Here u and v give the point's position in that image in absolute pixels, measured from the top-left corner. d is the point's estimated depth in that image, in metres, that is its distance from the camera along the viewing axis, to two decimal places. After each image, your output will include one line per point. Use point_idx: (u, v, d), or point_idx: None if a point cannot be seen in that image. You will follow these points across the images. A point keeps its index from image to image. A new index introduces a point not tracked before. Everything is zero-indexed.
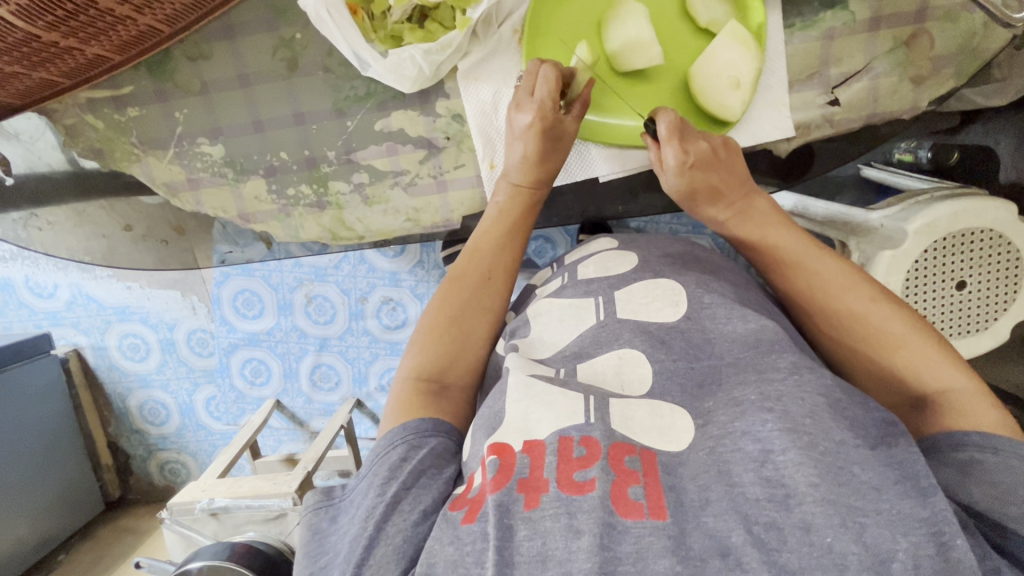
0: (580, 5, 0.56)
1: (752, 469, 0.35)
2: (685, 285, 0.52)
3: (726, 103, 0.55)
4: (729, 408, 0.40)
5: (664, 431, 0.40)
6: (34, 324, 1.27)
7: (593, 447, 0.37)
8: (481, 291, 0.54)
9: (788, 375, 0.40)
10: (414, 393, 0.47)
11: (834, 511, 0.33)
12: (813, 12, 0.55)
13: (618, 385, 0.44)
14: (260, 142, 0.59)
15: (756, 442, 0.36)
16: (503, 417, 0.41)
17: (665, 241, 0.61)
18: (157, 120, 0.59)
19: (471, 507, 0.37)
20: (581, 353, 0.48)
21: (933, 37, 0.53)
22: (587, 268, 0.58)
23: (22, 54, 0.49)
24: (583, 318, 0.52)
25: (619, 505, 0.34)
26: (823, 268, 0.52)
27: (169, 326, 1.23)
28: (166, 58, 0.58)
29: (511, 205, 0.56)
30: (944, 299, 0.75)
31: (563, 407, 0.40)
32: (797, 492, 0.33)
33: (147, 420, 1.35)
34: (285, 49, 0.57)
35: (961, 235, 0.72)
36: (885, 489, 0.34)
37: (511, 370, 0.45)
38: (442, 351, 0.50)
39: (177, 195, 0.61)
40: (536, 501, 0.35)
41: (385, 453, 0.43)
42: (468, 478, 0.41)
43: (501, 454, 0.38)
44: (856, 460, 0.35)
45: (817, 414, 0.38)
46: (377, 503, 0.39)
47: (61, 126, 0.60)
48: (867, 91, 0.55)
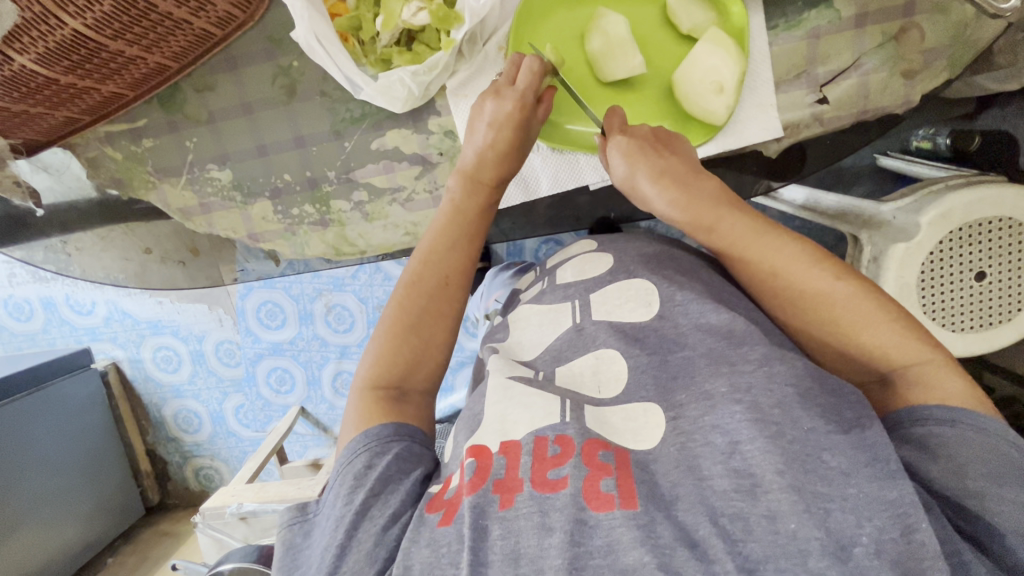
0: (563, 19, 0.58)
1: (721, 462, 0.37)
2: (657, 282, 0.52)
3: (711, 109, 0.55)
4: (698, 403, 0.41)
5: (637, 430, 0.42)
6: (75, 340, 1.37)
7: (567, 445, 0.39)
8: (438, 297, 0.52)
9: (758, 367, 0.41)
10: (374, 401, 0.47)
11: (800, 498, 0.34)
12: (797, 12, 0.54)
13: (595, 386, 0.46)
14: (265, 165, 0.62)
15: (724, 435, 0.38)
16: (483, 418, 0.44)
17: (643, 242, 0.61)
18: (169, 149, 0.63)
19: (447, 510, 0.39)
20: (559, 357, 0.50)
21: (924, 30, 0.53)
22: (565, 273, 0.59)
23: (43, 96, 0.53)
24: (561, 323, 0.53)
25: (591, 499, 0.36)
26: (779, 251, 0.49)
27: (198, 337, 1.30)
28: (176, 91, 0.61)
29: (466, 202, 0.55)
30: (964, 291, 0.74)
31: (541, 408, 0.43)
32: (764, 482, 0.35)
33: (181, 428, 1.43)
34: (283, 77, 0.60)
35: (978, 225, 0.71)
36: (854, 473, 0.35)
37: (491, 374, 0.48)
38: (400, 357, 0.49)
39: (192, 219, 0.65)
40: (510, 501, 0.37)
41: (350, 463, 0.43)
42: (445, 479, 0.43)
43: (479, 456, 0.41)
44: (826, 447, 0.37)
45: (784, 404, 0.39)
46: (345, 512, 0.40)
47: (83, 159, 0.64)
48: (857, 88, 0.55)
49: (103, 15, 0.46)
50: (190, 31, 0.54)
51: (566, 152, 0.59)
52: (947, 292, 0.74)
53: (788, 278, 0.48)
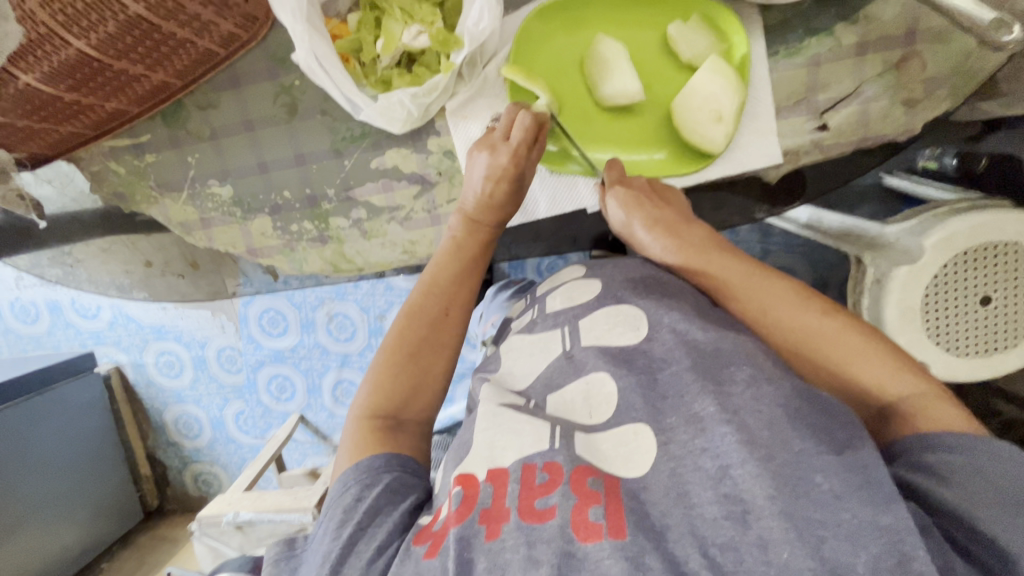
0: (563, 43, 0.58)
1: (710, 487, 0.37)
2: (645, 307, 0.51)
3: (708, 137, 0.56)
4: (689, 426, 0.41)
5: (628, 456, 0.41)
6: (79, 343, 1.38)
7: (555, 472, 0.39)
8: (438, 328, 0.53)
9: (746, 388, 0.41)
10: (369, 432, 0.48)
11: (791, 525, 0.34)
12: (798, 39, 0.54)
13: (587, 411, 0.46)
14: (265, 182, 0.63)
15: (713, 459, 0.38)
16: (472, 446, 0.44)
17: (633, 265, 0.57)
18: (172, 164, 0.63)
19: (434, 541, 0.39)
20: (550, 384, 0.50)
21: (925, 60, 0.53)
22: (554, 300, 0.58)
23: (49, 112, 0.54)
24: (551, 350, 0.53)
25: (579, 530, 0.36)
26: (764, 292, 0.51)
27: (201, 344, 1.30)
28: (179, 107, 0.61)
29: (467, 241, 0.57)
30: (968, 316, 0.73)
31: (530, 434, 0.43)
32: (755, 509, 0.35)
33: (181, 433, 1.44)
34: (285, 96, 0.60)
35: (983, 250, 0.70)
36: (846, 496, 0.35)
37: (482, 400, 0.48)
38: (399, 384, 0.51)
39: (192, 233, 0.66)
40: (497, 531, 0.37)
41: (341, 495, 0.45)
42: (435, 509, 0.43)
43: (466, 486, 0.41)
44: (818, 469, 0.36)
45: (773, 425, 0.38)
46: (332, 547, 0.41)
47: (87, 172, 0.64)
48: (857, 115, 0.54)
49: (107, 35, 0.47)
50: (194, 50, 0.55)
51: (562, 172, 0.59)
52: (950, 317, 0.73)
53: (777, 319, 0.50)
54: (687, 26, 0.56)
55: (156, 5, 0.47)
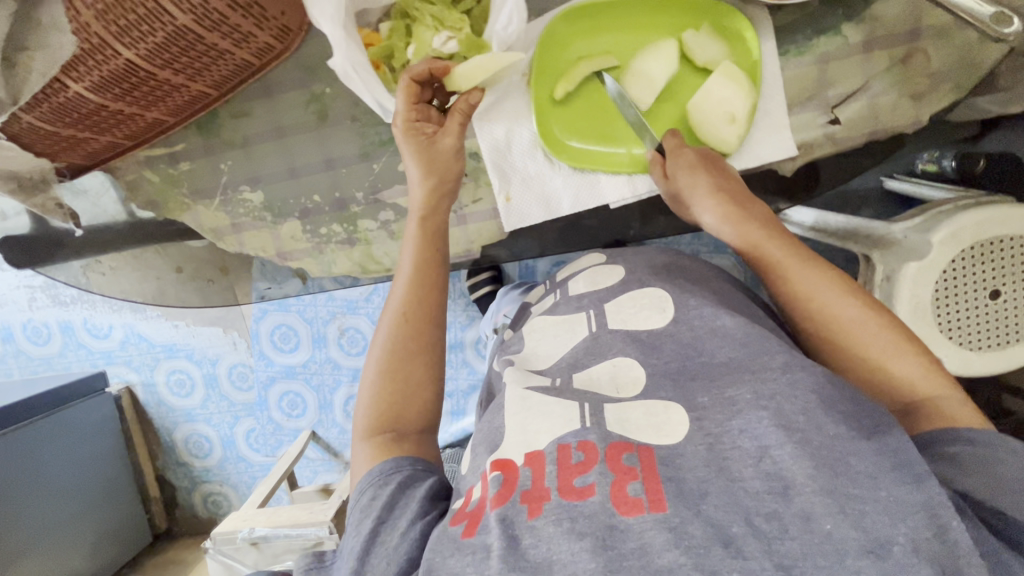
0: (581, 46, 0.59)
1: (752, 465, 0.37)
2: (671, 291, 0.54)
3: (722, 138, 0.58)
4: (723, 408, 0.41)
5: (660, 426, 0.42)
6: (90, 363, 1.39)
7: (591, 451, 0.40)
8: (405, 334, 0.53)
9: (782, 374, 0.42)
10: (377, 449, 0.48)
11: (832, 500, 0.35)
12: (806, 39, 0.57)
13: (612, 386, 0.47)
14: (295, 187, 0.65)
15: (753, 439, 0.38)
16: (504, 430, 0.45)
17: (653, 252, 0.61)
18: (205, 172, 0.65)
19: (470, 520, 0.40)
20: (576, 364, 0.51)
21: (928, 54, 0.55)
22: (578, 284, 0.60)
23: (93, 121, 0.56)
24: (576, 331, 0.55)
25: (619, 505, 0.36)
26: (812, 272, 0.52)
27: (212, 362, 1.31)
28: (213, 117, 0.64)
29: (419, 240, 0.57)
30: (979, 309, 0.74)
31: (560, 415, 0.43)
32: (796, 484, 0.35)
33: (191, 453, 1.43)
34: (316, 103, 0.62)
35: (990, 243, 0.72)
36: (880, 476, 0.36)
37: (509, 384, 0.49)
38: (386, 398, 0.50)
39: (223, 238, 0.67)
40: (538, 509, 0.38)
41: (358, 499, 0.46)
42: (467, 493, 0.44)
43: (504, 470, 0.41)
44: (851, 451, 0.37)
45: (809, 411, 0.39)
46: (356, 542, 0.43)
47: (123, 181, 0.67)
48: (867, 109, 0.57)
49: (155, 45, 0.50)
50: (231, 60, 0.57)
51: (586, 170, 0.61)
52: (961, 310, 0.75)
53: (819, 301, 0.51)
54: (698, 31, 0.58)
55: (202, 16, 0.49)
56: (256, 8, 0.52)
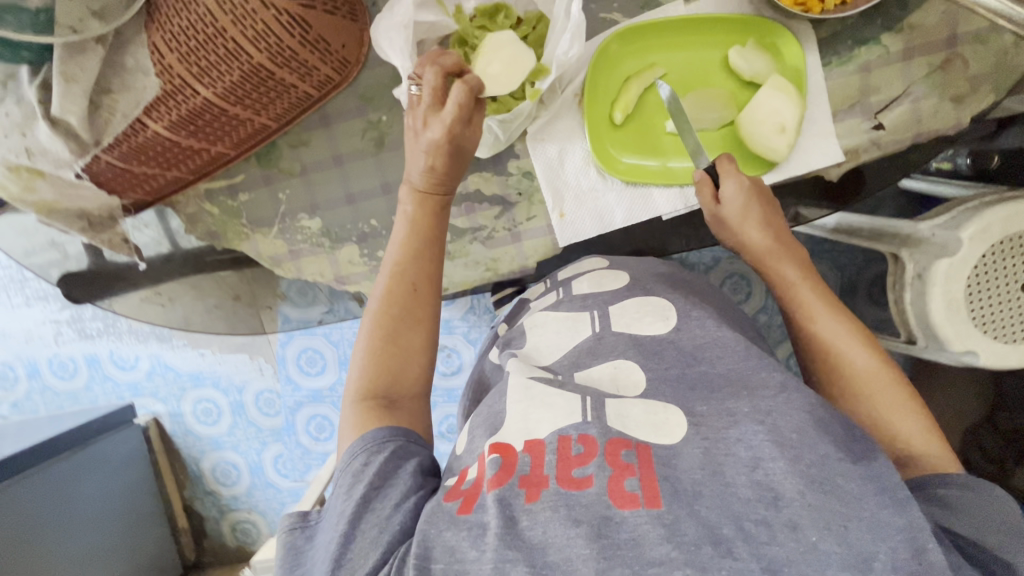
0: (631, 66, 0.62)
1: (745, 472, 0.38)
2: (677, 301, 0.56)
3: (772, 146, 0.59)
4: (721, 417, 0.43)
5: (659, 426, 0.43)
6: (118, 396, 1.39)
7: (590, 445, 0.41)
8: (409, 304, 0.53)
9: (778, 394, 0.44)
10: (365, 412, 0.48)
11: (820, 515, 0.36)
12: (848, 49, 0.60)
13: (614, 387, 0.48)
14: (353, 212, 0.66)
15: (748, 449, 0.40)
16: (506, 416, 0.45)
17: (653, 262, 0.64)
18: (264, 202, 0.67)
19: (466, 498, 0.41)
20: (578, 362, 0.52)
21: (966, 59, 0.57)
22: (581, 283, 0.61)
23: (164, 158, 0.58)
24: (579, 330, 0.56)
25: (617, 498, 0.38)
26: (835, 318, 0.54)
27: (238, 389, 1.32)
28: (272, 148, 0.66)
29: (419, 214, 0.56)
30: (1015, 302, 0.75)
31: (562, 408, 0.44)
32: (785, 496, 0.37)
33: (219, 481, 1.43)
34: (373, 130, 0.64)
35: (1021, 237, 0.74)
36: (867, 498, 0.37)
37: (512, 372, 0.50)
38: (384, 365, 0.51)
39: (281, 265, 0.69)
40: (537, 495, 0.39)
41: (349, 463, 0.45)
42: (460, 472, 0.45)
43: (504, 454, 0.42)
44: (841, 472, 0.38)
45: (802, 429, 0.41)
46: (347, 505, 0.42)
47: (182, 215, 0.68)
48: (910, 113, 0.59)
49: (230, 82, 0.52)
50: (294, 94, 0.58)
51: (638, 184, 0.63)
52: (995, 303, 0.76)
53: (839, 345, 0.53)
54: (744, 47, 0.60)
55: (275, 54, 0.51)
56: (322, 43, 0.54)
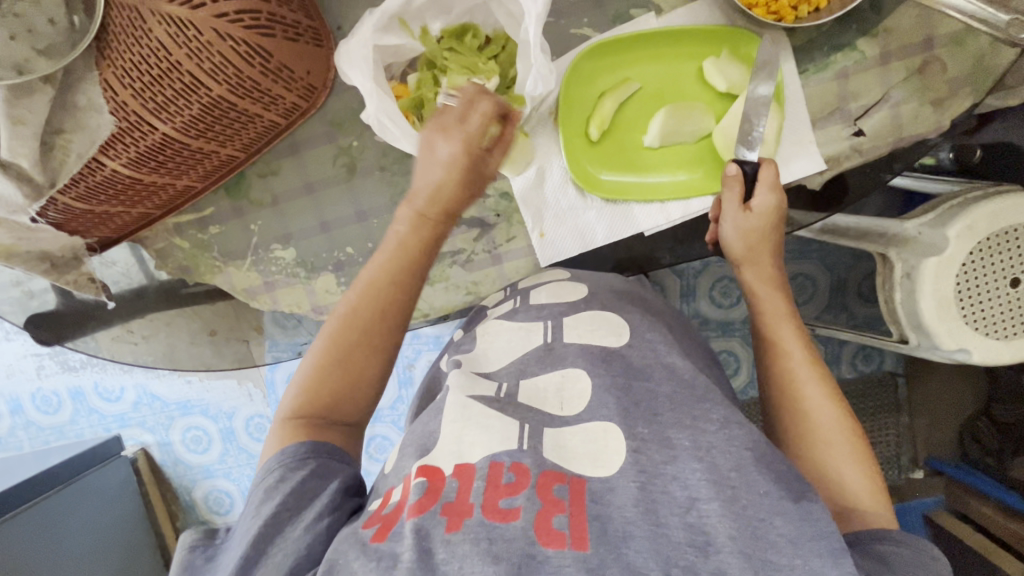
0: (605, 79, 0.60)
1: (679, 515, 0.40)
2: (629, 320, 0.59)
3: (751, 158, 0.58)
4: (663, 450, 0.45)
5: (597, 456, 0.45)
6: (104, 428, 1.36)
7: (522, 475, 0.43)
8: (368, 329, 0.51)
9: (719, 429, 0.46)
10: (294, 429, 0.50)
11: (749, 563, 0.37)
12: (824, 55, 0.58)
13: (558, 403, 0.52)
14: (328, 241, 0.65)
15: (683, 489, 0.42)
16: (438, 439, 0.47)
17: (613, 276, 0.67)
18: (236, 234, 0.65)
19: (382, 526, 0.42)
20: (525, 370, 0.56)
21: (944, 62, 0.56)
22: (540, 294, 0.62)
23: (127, 195, 0.56)
24: (532, 339, 0.59)
25: (542, 534, 0.38)
26: (801, 364, 0.55)
27: (228, 415, 1.29)
28: (241, 179, 0.64)
29: (406, 233, 0.53)
30: (1001, 298, 0.75)
31: (498, 432, 0.46)
32: (716, 542, 0.38)
33: (212, 510, 1.41)
34: (344, 156, 0.63)
35: (1007, 233, 0.73)
36: (800, 542, 0.38)
37: (451, 390, 0.53)
38: (328, 385, 0.50)
39: (256, 298, 0.67)
40: (458, 524, 0.39)
41: (265, 477, 0.48)
42: (384, 495, 0.47)
43: (430, 479, 0.43)
44: (778, 512, 0.40)
45: (740, 467, 0.43)
46: (254, 526, 0.44)
47: (153, 250, 0.66)
48: (890, 119, 0.58)
49: (190, 117, 0.50)
50: (260, 123, 0.56)
51: (618, 202, 0.62)
52: (983, 300, 0.75)
53: (803, 390, 0.53)
54: (718, 58, 0.59)
55: (236, 85, 0.50)
56: (285, 71, 0.53)
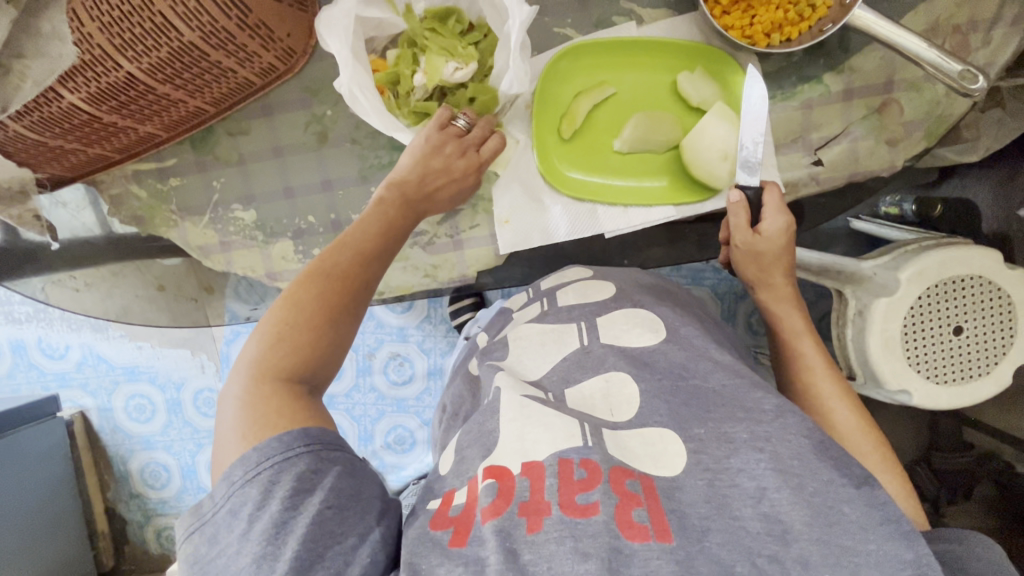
0: (583, 78, 0.62)
1: (751, 505, 0.41)
2: (662, 315, 0.57)
3: (715, 173, 0.60)
4: (722, 444, 0.45)
5: (656, 456, 0.45)
6: (42, 386, 1.29)
7: (593, 471, 0.42)
8: (350, 292, 0.53)
9: (775, 418, 0.46)
10: (278, 394, 0.46)
11: (827, 550, 0.39)
12: (792, 85, 0.61)
13: (607, 408, 0.50)
14: (290, 207, 0.64)
15: (752, 479, 0.42)
16: (500, 438, 0.47)
17: (641, 272, 0.66)
18: (196, 188, 0.64)
19: (459, 529, 0.43)
20: (568, 377, 0.54)
21: (902, 105, 0.59)
22: (567, 295, 0.62)
23: (83, 133, 0.54)
24: (567, 342, 0.57)
25: (625, 528, 0.40)
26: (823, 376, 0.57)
27: (177, 386, 1.25)
28: (208, 134, 0.63)
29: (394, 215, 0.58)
30: (943, 345, 0.78)
31: (560, 430, 0.46)
32: (793, 529, 0.40)
33: (147, 484, 1.35)
34: (316, 124, 0.62)
35: (954, 282, 0.76)
36: (872, 529, 0.40)
37: (505, 390, 0.51)
38: (305, 347, 0.49)
39: (209, 257, 0.66)
40: (538, 524, 0.40)
41: (286, 464, 0.42)
42: (447, 497, 0.47)
43: (501, 479, 0.44)
44: (845, 500, 0.42)
45: (803, 455, 0.43)
46: (292, 523, 0.40)
47: (107, 196, 0.65)
48: (847, 153, 0.60)
49: (159, 60, 0.49)
50: (233, 79, 0.56)
51: (584, 200, 0.63)
52: (926, 346, 0.78)
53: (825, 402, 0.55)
54: (693, 74, 0.61)
55: (209, 35, 0.49)
56: (262, 29, 0.52)
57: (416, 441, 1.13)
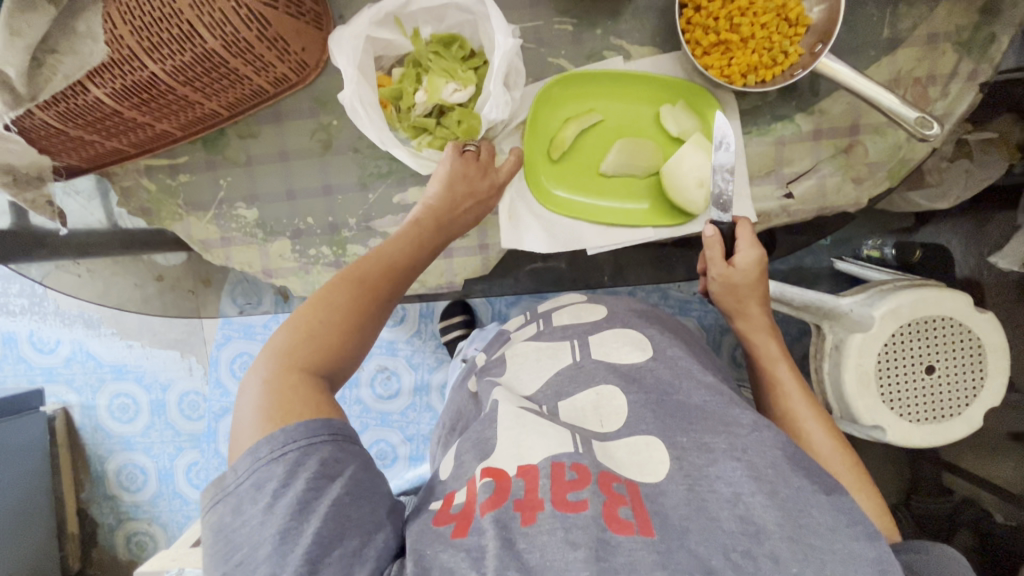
0: (574, 106, 0.67)
1: (728, 508, 0.44)
2: (649, 335, 0.60)
3: (691, 199, 0.64)
4: (702, 453, 0.48)
5: (642, 463, 0.48)
6: (28, 379, 1.29)
7: (583, 471, 0.45)
8: (375, 298, 0.56)
9: (752, 431, 0.48)
10: (304, 384, 0.47)
11: (797, 548, 0.42)
12: (767, 122, 0.65)
13: (597, 420, 0.53)
14: (292, 208, 0.68)
15: (728, 485, 0.45)
16: (497, 442, 0.49)
17: (632, 299, 0.69)
18: (204, 186, 0.68)
19: (460, 522, 0.45)
20: (561, 391, 0.56)
21: (867, 147, 0.64)
22: (562, 316, 0.65)
23: (104, 126, 0.58)
24: (560, 357, 0.60)
25: (612, 522, 0.42)
26: (796, 399, 0.60)
27: (163, 386, 1.26)
28: (220, 135, 0.67)
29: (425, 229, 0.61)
30: (915, 384, 0.80)
31: (554, 437, 0.48)
32: (766, 529, 0.43)
33: (122, 485, 1.33)
34: (322, 133, 0.66)
35: (927, 322, 0.79)
36: (837, 529, 0.43)
37: (501, 402, 0.53)
38: (331, 342, 0.51)
39: (210, 251, 0.69)
40: (533, 517, 0.43)
41: (311, 448, 0.44)
42: (447, 497, 0.49)
43: (497, 478, 0.46)
44: (813, 504, 0.45)
45: (777, 465, 0.46)
46: (319, 504, 0.42)
47: (118, 187, 0.68)
48: (816, 188, 0.65)
49: (181, 64, 0.53)
50: (248, 86, 0.60)
51: (566, 217, 0.67)
52: (899, 383, 0.80)
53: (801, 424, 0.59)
54: (674, 107, 0.65)
55: (231, 43, 0.53)
56: (281, 42, 0.57)
57: (398, 457, 1.12)
